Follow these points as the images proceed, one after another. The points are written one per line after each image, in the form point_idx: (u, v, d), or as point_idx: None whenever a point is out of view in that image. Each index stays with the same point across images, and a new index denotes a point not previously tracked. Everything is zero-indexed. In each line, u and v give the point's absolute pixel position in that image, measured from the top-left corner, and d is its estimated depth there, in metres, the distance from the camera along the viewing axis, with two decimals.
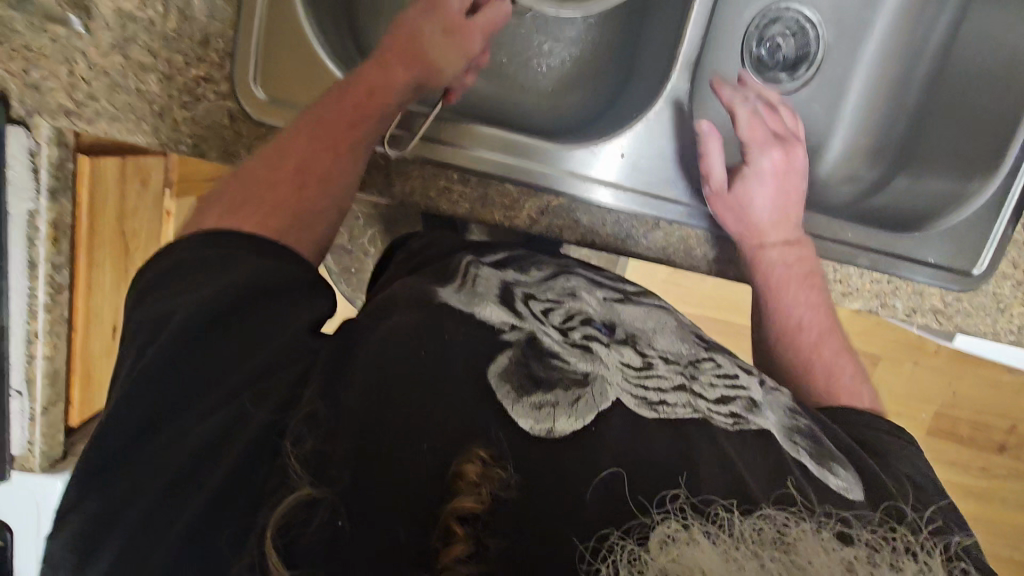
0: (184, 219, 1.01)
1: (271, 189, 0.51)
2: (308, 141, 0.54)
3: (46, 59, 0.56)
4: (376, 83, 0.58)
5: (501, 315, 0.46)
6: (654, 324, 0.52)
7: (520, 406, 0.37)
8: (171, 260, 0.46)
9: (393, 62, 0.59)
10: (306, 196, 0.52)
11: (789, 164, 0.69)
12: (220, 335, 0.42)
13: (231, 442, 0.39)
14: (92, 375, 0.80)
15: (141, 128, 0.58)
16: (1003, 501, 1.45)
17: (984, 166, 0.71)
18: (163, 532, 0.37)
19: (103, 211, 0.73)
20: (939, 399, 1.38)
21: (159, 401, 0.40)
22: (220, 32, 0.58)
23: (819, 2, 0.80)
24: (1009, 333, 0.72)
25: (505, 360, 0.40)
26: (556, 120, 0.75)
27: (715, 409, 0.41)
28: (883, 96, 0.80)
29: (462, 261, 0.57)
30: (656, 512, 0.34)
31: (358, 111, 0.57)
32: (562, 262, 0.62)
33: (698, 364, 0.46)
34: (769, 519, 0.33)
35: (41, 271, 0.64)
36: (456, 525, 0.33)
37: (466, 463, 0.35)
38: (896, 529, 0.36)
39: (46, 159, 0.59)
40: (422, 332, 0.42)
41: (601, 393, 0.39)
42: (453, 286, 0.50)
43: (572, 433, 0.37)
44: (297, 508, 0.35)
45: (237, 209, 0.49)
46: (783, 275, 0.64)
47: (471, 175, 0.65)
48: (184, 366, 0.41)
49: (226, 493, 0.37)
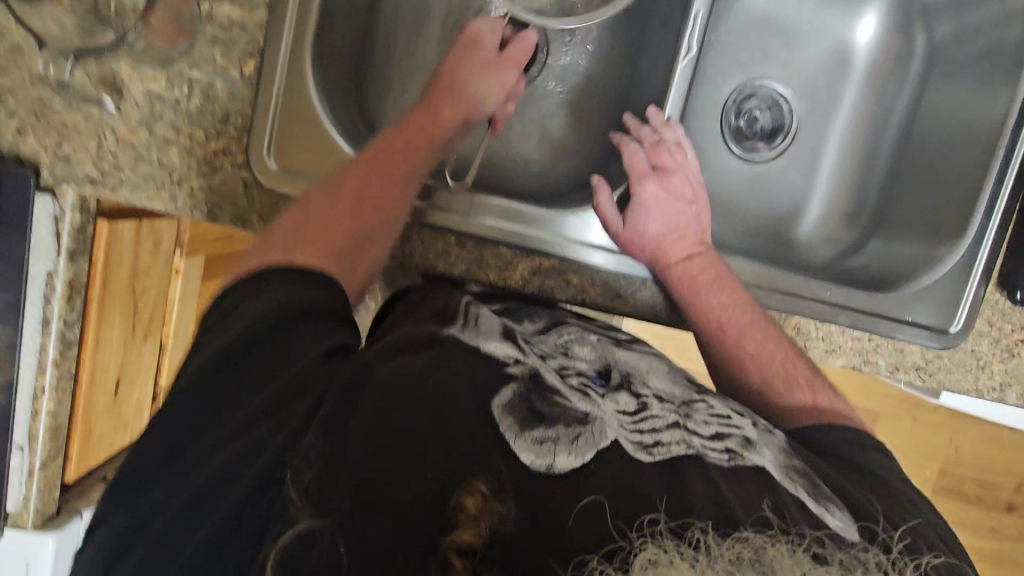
0: (192, 275, 1.04)
1: (331, 218, 0.55)
2: (363, 173, 0.58)
3: (78, 134, 0.61)
4: (426, 118, 0.65)
5: (504, 350, 0.50)
6: (647, 367, 0.57)
7: (523, 440, 0.39)
8: (219, 296, 0.50)
9: (438, 99, 0.67)
10: (360, 226, 0.56)
11: (670, 190, 0.71)
12: (245, 357, 0.44)
13: (243, 469, 0.40)
14: (92, 430, 0.82)
15: (161, 195, 0.62)
16: (1015, 563, 1.42)
17: (952, 230, 0.73)
18: (180, 547, 0.39)
19: (117, 270, 0.77)
20: (942, 456, 1.38)
21: (195, 414, 0.43)
22: (239, 109, 0.63)
23: (790, 80, 0.87)
24: (989, 389, 0.75)
25: (509, 394, 0.43)
26: (548, 185, 0.80)
27: (709, 446, 0.44)
28: (857, 162, 0.85)
29: (461, 304, 0.61)
30: (636, 535, 0.36)
31: (407, 142, 0.62)
32: (555, 314, 0.66)
33: (691, 404, 0.49)
34: (745, 542, 0.36)
35: (53, 327, 0.66)
36: (455, 558, 0.34)
37: (466, 496, 0.36)
38: (869, 548, 0.39)
39: (68, 224, 0.63)
40: (428, 370, 0.45)
41: (600, 432, 0.42)
42: (459, 326, 0.54)
43: (571, 470, 0.39)
44: (295, 539, 0.36)
45: (300, 239, 0.53)
46: (695, 289, 0.66)
47: (468, 239, 0.69)
48: (219, 383, 0.44)
49: (236, 522, 0.38)
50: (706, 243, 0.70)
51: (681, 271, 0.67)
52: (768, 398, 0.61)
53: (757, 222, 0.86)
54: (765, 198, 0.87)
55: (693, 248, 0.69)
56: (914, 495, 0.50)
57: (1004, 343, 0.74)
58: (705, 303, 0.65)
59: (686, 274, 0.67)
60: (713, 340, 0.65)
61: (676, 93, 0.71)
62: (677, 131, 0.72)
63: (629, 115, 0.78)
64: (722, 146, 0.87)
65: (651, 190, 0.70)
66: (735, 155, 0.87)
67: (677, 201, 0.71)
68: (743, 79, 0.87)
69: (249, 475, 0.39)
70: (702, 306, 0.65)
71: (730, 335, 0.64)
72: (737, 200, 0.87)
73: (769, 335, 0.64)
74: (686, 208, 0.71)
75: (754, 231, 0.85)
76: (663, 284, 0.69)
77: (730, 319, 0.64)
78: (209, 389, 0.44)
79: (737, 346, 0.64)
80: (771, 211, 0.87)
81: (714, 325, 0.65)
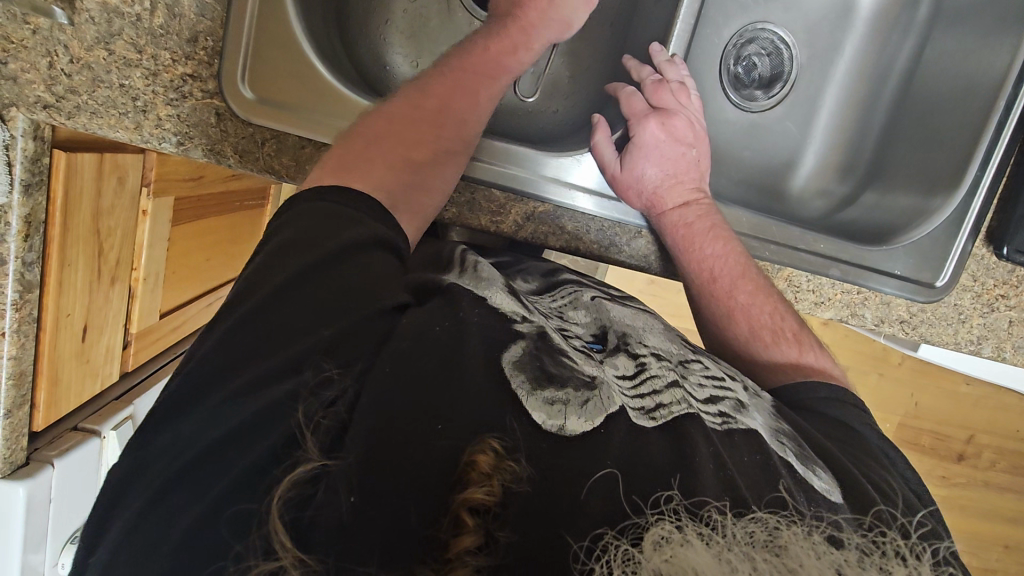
0: (161, 218, 0.98)
1: (410, 129, 0.54)
2: (449, 87, 0.58)
3: (25, 52, 0.54)
4: (500, 54, 0.63)
5: (510, 304, 0.47)
6: (642, 324, 0.55)
7: (534, 398, 0.38)
8: (278, 221, 0.48)
9: (511, 33, 0.64)
10: (440, 137, 0.56)
11: (667, 134, 0.67)
12: (282, 298, 0.42)
13: (257, 427, 0.36)
14: (59, 377, 0.77)
15: (124, 124, 0.57)
16: (962, 509, 1.51)
17: (946, 183, 0.73)
18: (161, 538, 0.34)
19: (80, 206, 0.72)
20: (903, 410, 1.43)
21: (208, 369, 0.40)
22: (209, 30, 0.58)
23: (793, 26, 0.84)
24: (967, 342, 0.77)
25: (520, 351, 0.42)
26: (539, 128, 0.76)
27: (704, 408, 0.44)
28: (853, 114, 0.84)
29: (455, 252, 0.57)
30: (650, 513, 0.33)
31: (476, 70, 0.60)
32: (549, 269, 0.65)
33: (687, 364, 0.50)
34: (760, 522, 0.33)
35: (11, 268, 0.61)
36: (467, 516, 0.31)
37: (479, 453, 0.34)
38: (888, 532, 0.37)
39: (21, 153, 0.55)
40: (438, 314, 0.43)
41: (608, 397, 0.41)
42: (456, 274, 0.51)
43: (582, 432, 0.38)
44: (298, 485, 0.34)
45: (382, 141, 0.52)
46: (687, 238, 0.64)
47: (458, 180, 0.65)
48: (247, 328, 0.41)
49: (234, 485, 0.34)
50: (702, 189, 0.68)
51: (675, 218, 0.65)
52: (753, 350, 0.61)
53: (752, 172, 0.84)
54: (761, 149, 0.85)
55: (686, 198, 0.66)
56: (892, 448, 0.51)
57: (986, 298, 0.76)
58: (696, 253, 0.64)
59: (681, 220, 0.65)
60: (703, 290, 0.64)
61: (681, 31, 0.68)
62: (679, 71, 0.69)
63: (629, 58, 0.74)
64: (719, 92, 0.84)
65: (650, 131, 0.67)
66: (732, 103, 0.84)
67: (675, 144, 0.68)
68: (745, 22, 0.83)
69: (267, 432, 0.36)
70: (694, 254, 0.64)
71: (721, 285, 0.63)
72: (732, 150, 0.84)
73: (759, 287, 0.63)
74: (683, 152, 0.68)
75: (750, 182, 0.84)
76: (656, 231, 0.68)
77: (721, 269, 0.63)
78: (246, 329, 0.41)
79: (727, 297, 0.63)
80: (767, 162, 0.85)
81: (705, 274, 0.64)
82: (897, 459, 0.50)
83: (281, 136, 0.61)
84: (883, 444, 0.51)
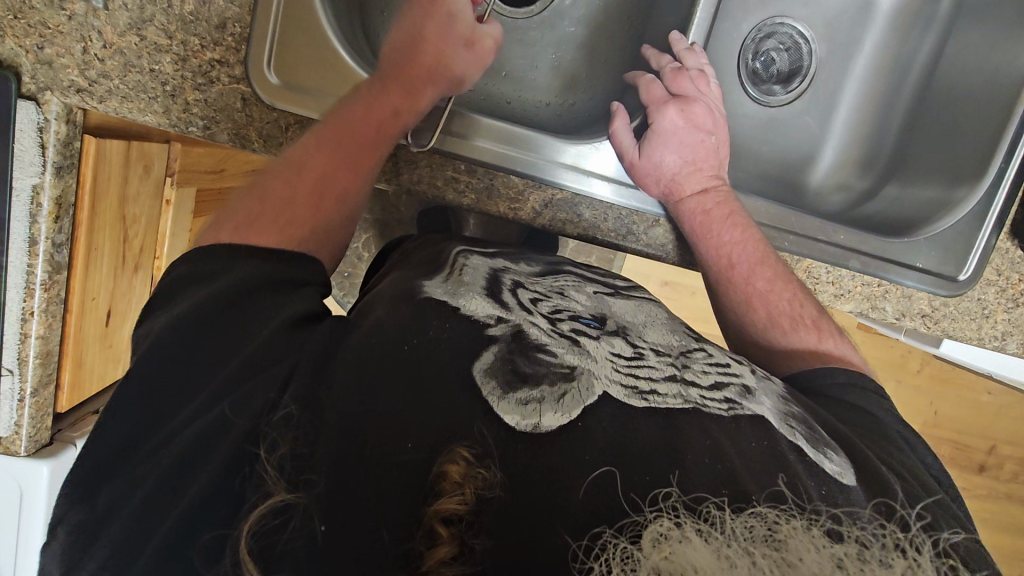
0: (183, 209, 1.00)
1: (289, 204, 0.51)
2: (335, 151, 0.54)
3: (60, 36, 0.56)
4: (401, 102, 0.59)
5: (485, 307, 0.46)
6: (643, 317, 0.54)
7: (506, 402, 0.38)
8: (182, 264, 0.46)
9: (400, 83, 0.60)
10: (324, 207, 0.53)
11: (687, 122, 0.67)
12: (203, 334, 0.41)
13: (210, 448, 0.37)
14: (82, 360, 0.79)
15: (152, 108, 0.59)
16: (984, 522, 1.47)
17: (971, 176, 0.72)
18: (150, 537, 0.35)
19: (107, 191, 0.73)
20: (922, 418, 1.41)
21: (159, 393, 0.40)
22: (236, 16, 0.59)
23: (813, 21, 0.84)
24: (991, 338, 0.75)
25: (490, 358, 0.41)
26: (559, 119, 0.77)
27: (708, 397, 0.43)
28: (872, 109, 0.84)
29: (453, 252, 0.58)
30: (649, 509, 0.33)
31: (371, 123, 0.57)
32: (553, 261, 0.63)
33: (689, 354, 0.48)
34: (760, 517, 0.32)
35: (41, 248, 0.63)
36: (441, 527, 0.32)
37: (449, 463, 0.34)
38: (887, 525, 0.35)
39: (54, 135, 0.59)
40: (410, 324, 0.42)
41: (587, 388, 0.40)
42: (442, 277, 0.51)
43: (558, 427, 0.37)
44: (270, 513, 0.34)
45: (256, 221, 0.49)
46: (705, 224, 0.64)
47: (478, 166, 0.65)
48: (179, 359, 0.40)
49: (207, 501, 0.35)
50: (720, 177, 0.68)
51: (694, 205, 0.65)
52: (772, 336, 0.61)
53: (768, 167, 0.84)
54: (779, 142, 0.85)
55: (705, 185, 0.66)
56: (913, 436, 0.50)
57: (1011, 293, 0.74)
58: (715, 239, 0.63)
59: (699, 207, 0.65)
60: (721, 277, 0.64)
61: (702, 20, 0.68)
62: (699, 58, 0.69)
63: (648, 47, 0.74)
64: (738, 87, 0.84)
65: (671, 119, 0.67)
66: (751, 97, 0.84)
67: (693, 130, 0.68)
68: (764, 17, 0.84)
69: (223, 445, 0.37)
70: (712, 241, 0.64)
71: (740, 271, 0.63)
72: (750, 144, 0.84)
73: (778, 274, 0.63)
74: (703, 138, 0.68)
75: (767, 178, 0.83)
76: (675, 219, 0.68)
77: (739, 255, 0.63)
78: (172, 364, 0.40)
79: (744, 283, 0.63)
80: (786, 156, 0.85)
81: (724, 261, 0.63)
82: (920, 447, 0.49)
83: (304, 122, 0.62)
84: (904, 431, 0.50)
